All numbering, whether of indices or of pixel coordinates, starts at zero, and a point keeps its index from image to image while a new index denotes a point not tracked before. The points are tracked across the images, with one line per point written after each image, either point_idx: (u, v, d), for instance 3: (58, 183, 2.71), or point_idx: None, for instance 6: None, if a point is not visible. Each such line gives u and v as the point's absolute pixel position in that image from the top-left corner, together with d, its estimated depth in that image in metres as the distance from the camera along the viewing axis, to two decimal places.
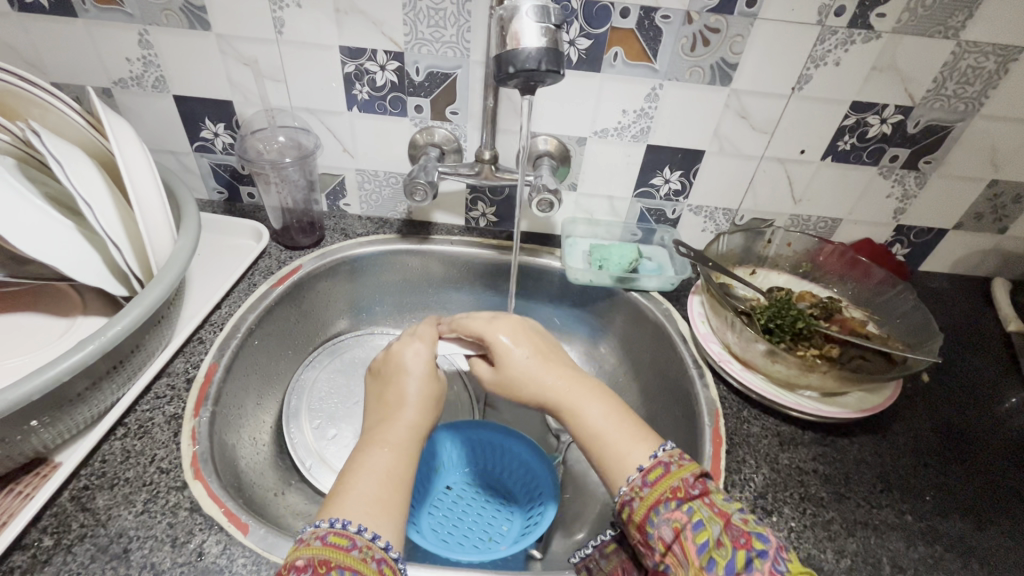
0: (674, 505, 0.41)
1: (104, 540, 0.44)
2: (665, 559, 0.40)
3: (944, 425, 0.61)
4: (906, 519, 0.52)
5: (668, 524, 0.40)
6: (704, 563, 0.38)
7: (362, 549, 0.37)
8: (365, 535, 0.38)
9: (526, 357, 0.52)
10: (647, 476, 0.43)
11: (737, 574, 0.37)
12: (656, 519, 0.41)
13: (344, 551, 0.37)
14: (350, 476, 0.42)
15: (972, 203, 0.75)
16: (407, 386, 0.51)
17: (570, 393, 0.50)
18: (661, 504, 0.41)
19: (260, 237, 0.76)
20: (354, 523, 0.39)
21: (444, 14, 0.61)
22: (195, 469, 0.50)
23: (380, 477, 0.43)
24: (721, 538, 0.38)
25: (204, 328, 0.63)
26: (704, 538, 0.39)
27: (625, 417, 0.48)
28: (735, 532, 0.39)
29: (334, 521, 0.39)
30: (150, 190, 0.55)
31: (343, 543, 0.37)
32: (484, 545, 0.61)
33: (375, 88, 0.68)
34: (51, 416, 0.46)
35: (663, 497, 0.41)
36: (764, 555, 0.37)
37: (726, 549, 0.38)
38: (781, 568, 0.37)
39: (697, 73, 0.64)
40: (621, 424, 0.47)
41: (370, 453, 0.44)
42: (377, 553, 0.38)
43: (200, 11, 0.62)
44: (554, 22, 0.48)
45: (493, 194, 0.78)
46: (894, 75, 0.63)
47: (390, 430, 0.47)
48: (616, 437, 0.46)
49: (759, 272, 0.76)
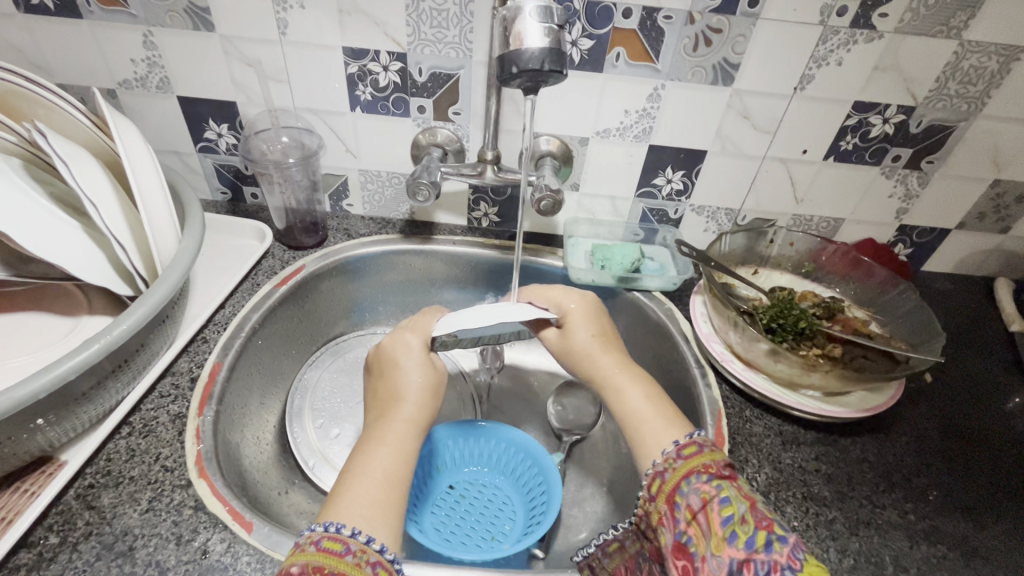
0: (705, 477, 0.42)
1: (109, 538, 0.44)
2: (687, 529, 0.40)
3: (947, 425, 0.61)
4: (909, 519, 0.52)
5: (697, 493, 0.41)
6: (727, 535, 0.38)
7: (357, 553, 0.37)
8: (360, 539, 0.38)
9: (588, 338, 0.56)
10: (681, 451, 0.44)
11: (757, 551, 0.37)
12: (687, 489, 0.42)
13: (338, 557, 0.37)
14: (350, 478, 0.42)
15: (975, 203, 0.75)
16: (406, 377, 0.51)
17: (617, 375, 0.53)
18: (692, 475, 0.42)
19: (264, 237, 0.77)
20: (349, 527, 0.38)
21: (447, 14, 0.62)
22: (200, 467, 0.50)
23: (381, 478, 0.43)
24: (746, 515, 0.39)
25: (208, 328, 0.64)
26: (729, 512, 0.39)
27: (660, 402, 0.50)
28: (758, 514, 0.39)
29: (328, 525, 0.38)
30: (155, 190, 0.55)
31: (337, 548, 0.37)
32: (486, 545, 0.62)
33: (378, 89, 0.68)
34: (56, 415, 0.46)
35: (695, 469, 0.42)
36: (784, 540, 0.37)
37: (749, 526, 0.38)
38: (799, 555, 0.36)
39: (699, 74, 0.64)
40: (656, 408, 0.49)
41: (373, 452, 0.44)
42: (373, 557, 0.37)
43: (204, 12, 0.63)
44: (556, 22, 0.48)
45: (496, 194, 0.78)
46: (897, 75, 0.63)
47: (388, 428, 0.47)
48: (650, 418, 0.48)
49: (761, 272, 0.76)
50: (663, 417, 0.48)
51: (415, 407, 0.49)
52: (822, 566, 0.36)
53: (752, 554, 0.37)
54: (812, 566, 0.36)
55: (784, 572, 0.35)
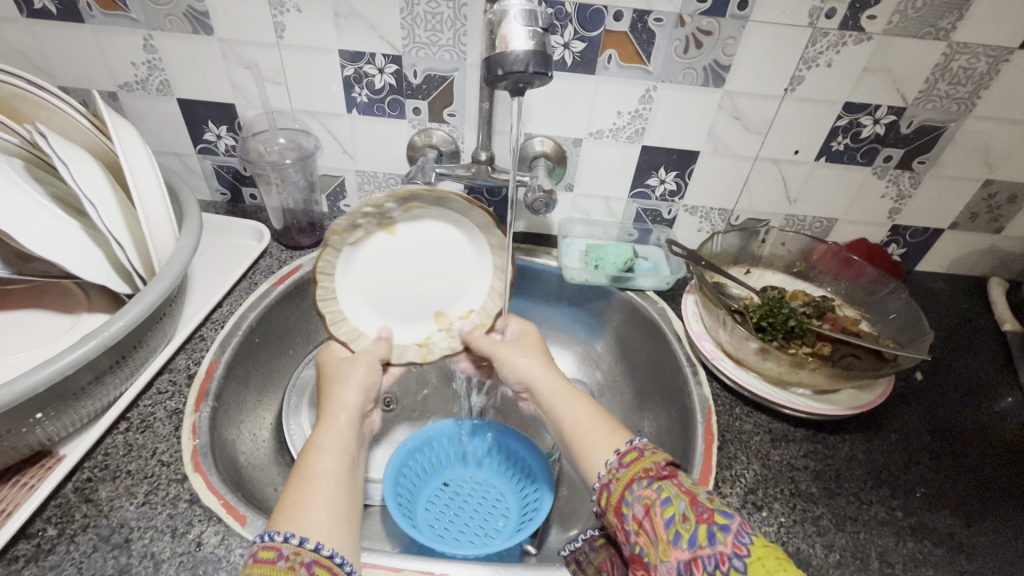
0: (646, 482, 0.42)
1: (105, 530, 0.45)
2: (638, 539, 0.41)
3: (936, 424, 0.62)
4: (896, 515, 0.52)
5: (641, 500, 0.42)
6: (671, 537, 0.38)
7: (289, 556, 0.37)
8: (292, 542, 0.38)
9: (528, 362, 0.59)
10: (623, 459, 0.45)
11: (700, 547, 0.37)
12: (631, 497, 0.42)
13: (271, 564, 0.37)
14: (297, 486, 0.43)
15: (967, 203, 0.75)
16: (343, 384, 0.54)
17: (557, 393, 0.55)
18: (634, 481, 0.43)
19: (262, 237, 0.78)
20: (281, 533, 0.39)
21: (441, 17, 0.63)
22: (195, 462, 0.51)
23: (327, 483, 0.44)
24: (687, 512, 0.39)
25: (206, 326, 0.65)
26: (670, 512, 0.39)
27: (599, 412, 0.52)
28: (699, 508, 0.39)
29: (262, 536, 0.39)
30: (152, 190, 0.56)
31: (270, 556, 0.37)
32: (479, 541, 0.62)
33: (374, 91, 0.69)
34: (55, 410, 0.47)
35: (637, 476, 0.43)
36: (726, 529, 0.37)
37: (689, 523, 0.38)
38: (745, 541, 0.37)
39: (690, 75, 0.65)
40: (598, 417, 0.51)
41: (316, 457, 0.46)
42: (306, 558, 0.38)
43: (203, 16, 0.64)
44: (542, 26, 0.49)
45: (491, 195, 0.79)
46: (886, 76, 0.64)
47: (323, 436, 0.48)
48: (594, 427, 0.50)
49: (753, 271, 0.76)
50: (608, 426, 0.50)
51: (352, 409, 0.52)
52: (771, 545, 0.37)
53: (696, 551, 0.37)
54: (759, 550, 0.36)
55: (730, 561, 0.35)
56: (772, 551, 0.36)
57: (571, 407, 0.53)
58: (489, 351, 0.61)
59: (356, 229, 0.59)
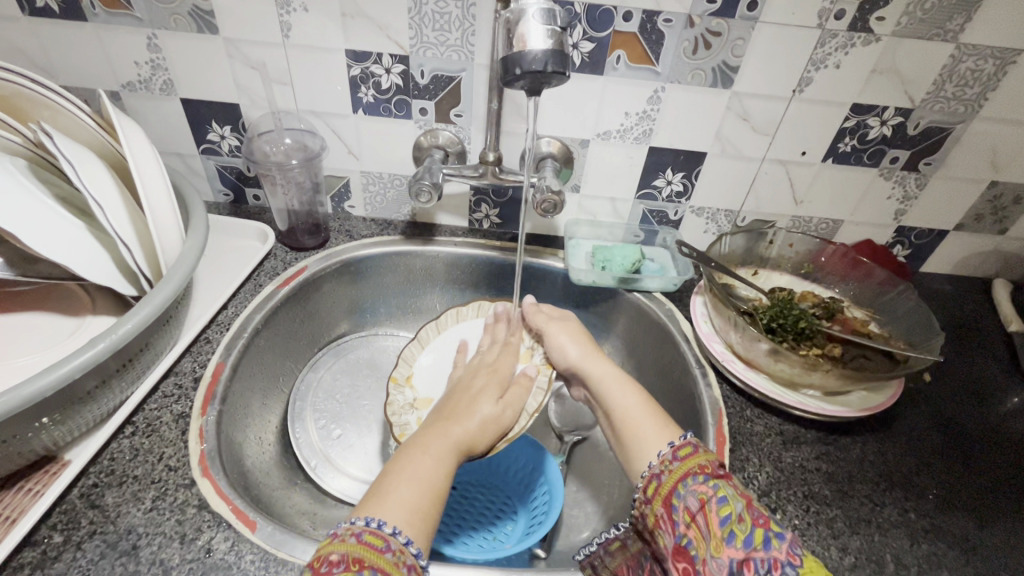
0: (701, 478, 0.42)
1: (112, 536, 0.44)
2: (687, 531, 0.41)
3: (946, 425, 0.62)
4: (910, 517, 0.52)
5: (695, 494, 0.41)
6: (726, 535, 0.38)
7: (396, 552, 0.37)
8: (400, 539, 0.38)
9: (577, 354, 0.60)
10: (677, 452, 0.45)
11: (755, 549, 0.37)
12: (683, 491, 0.42)
13: (379, 553, 0.37)
14: (388, 478, 0.43)
15: (972, 204, 0.75)
16: (476, 400, 0.54)
17: (609, 380, 0.56)
18: (689, 476, 0.43)
19: (266, 238, 0.77)
20: (388, 525, 0.39)
21: (449, 17, 0.62)
22: (203, 466, 0.50)
23: (421, 483, 0.43)
24: (743, 513, 0.39)
25: (211, 328, 0.64)
26: (726, 511, 0.39)
27: (651, 404, 0.53)
28: (755, 512, 0.39)
29: (369, 520, 0.39)
30: (159, 190, 0.55)
31: (377, 543, 0.37)
32: (488, 545, 0.62)
33: (380, 91, 0.68)
34: (61, 414, 0.47)
35: (692, 471, 0.43)
36: (782, 537, 0.37)
37: (746, 524, 0.38)
38: (798, 551, 0.37)
39: (699, 76, 0.65)
40: (650, 410, 0.52)
41: (415, 456, 0.46)
42: (408, 559, 0.38)
43: (208, 15, 0.63)
44: (560, 24, 0.49)
45: (497, 196, 0.79)
46: (894, 78, 0.64)
47: (434, 438, 0.48)
48: (645, 417, 0.51)
49: (761, 272, 0.76)
50: (658, 419, 0.50)
51: (469, 429, 0.51)
52: (822, 562, 0.36)
53: (751, 553, 0.37)
54: (811, 564, 0.36)
55: (784, 569, 0.35)
56: (824, 568, 0.36)
57: (623, 394, 0.54)
58: (540, 325, 0.64)
59: (412, 424, 0.63)
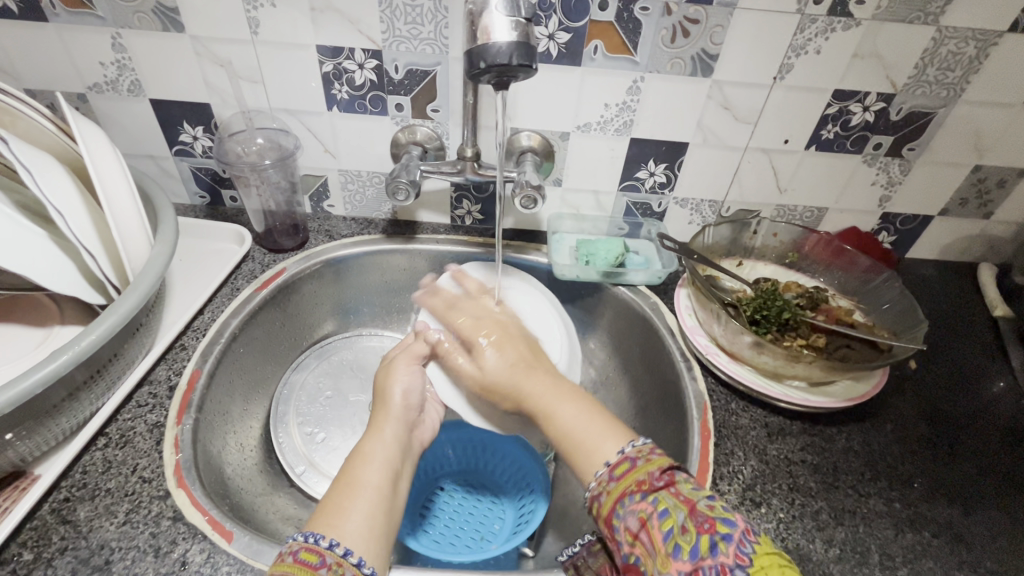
0: (638, 496, 0.39)
1: (84, 552, 0.43)
2: (632, 549, 0.38)
3: (931, 411, 0.62)
4: (894, 507, 0.52)
5: (634, 514, 0.38)
6: (670, 549, 0.36)
7: (332, 566, 0.37)
8: (336, 551, 0.38)
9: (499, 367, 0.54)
10: (613, 471, 0.41)
11: (703, 558, 0.35)
12: (622, 511, 0.39)
13: (314, 569, 0.36)
14: (336, 490, 0.43)
15: (956, 188, 0.75)
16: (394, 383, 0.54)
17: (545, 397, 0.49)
18: (626, 496, 0.39)
19: (243, 241, 0.75)
20: (326, 538, 0.39)
21: (420, 10, 0.61)
22: (178, 477, 0.49)
23: (369, 495, 0.43)
24: (686, 523, 0.37)
25: (187, 334, 0.63)
26: (668, 525, 0.37)
27: (590, 419, 0.46)
28: (699, 518, 0.37)
29: (307, 536, 0.38)
30: (124, 196, 0.53)
31: (312, 560, 0.37)
32: (475, 545, 0.61)
33: (354, 87, 0.67)
34: (27, 428, 0.46)
35: (628, 490, 0.40)
36: (729, 538, 0.35)
37: (689, 535, 0.36)
38: (747, 550, 0.35)
39: (678, 65, 0.64)
40: (590, 425, 0.46)
41: (360, 465, 0.45)
42: (348, 572, 0.37)
43: (173, 11, 0.61)
44: (525, 15, 0.47)
45: (478, 191, 0.77)
46: (876, 62, 0.63)
47: (372, 446, 0.47)
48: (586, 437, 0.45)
49: (746, 263, 0.75)
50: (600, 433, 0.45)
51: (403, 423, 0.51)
52: (775, 555, 0.35)
53: (698, 563, 0.35)
54: (760, 559, 0.35)
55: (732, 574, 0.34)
56: (775, 561, 0.35)
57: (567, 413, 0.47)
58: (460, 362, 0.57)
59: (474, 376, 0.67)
